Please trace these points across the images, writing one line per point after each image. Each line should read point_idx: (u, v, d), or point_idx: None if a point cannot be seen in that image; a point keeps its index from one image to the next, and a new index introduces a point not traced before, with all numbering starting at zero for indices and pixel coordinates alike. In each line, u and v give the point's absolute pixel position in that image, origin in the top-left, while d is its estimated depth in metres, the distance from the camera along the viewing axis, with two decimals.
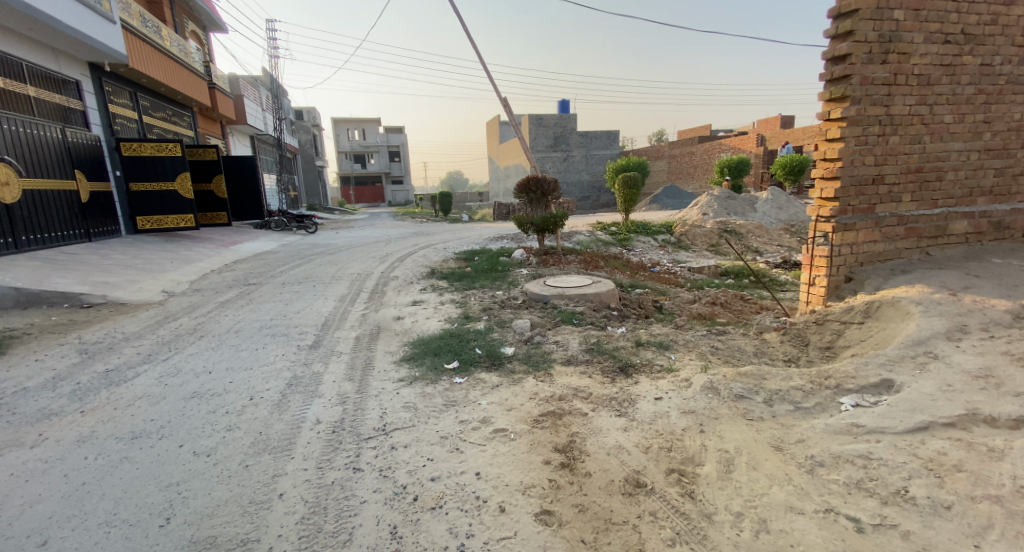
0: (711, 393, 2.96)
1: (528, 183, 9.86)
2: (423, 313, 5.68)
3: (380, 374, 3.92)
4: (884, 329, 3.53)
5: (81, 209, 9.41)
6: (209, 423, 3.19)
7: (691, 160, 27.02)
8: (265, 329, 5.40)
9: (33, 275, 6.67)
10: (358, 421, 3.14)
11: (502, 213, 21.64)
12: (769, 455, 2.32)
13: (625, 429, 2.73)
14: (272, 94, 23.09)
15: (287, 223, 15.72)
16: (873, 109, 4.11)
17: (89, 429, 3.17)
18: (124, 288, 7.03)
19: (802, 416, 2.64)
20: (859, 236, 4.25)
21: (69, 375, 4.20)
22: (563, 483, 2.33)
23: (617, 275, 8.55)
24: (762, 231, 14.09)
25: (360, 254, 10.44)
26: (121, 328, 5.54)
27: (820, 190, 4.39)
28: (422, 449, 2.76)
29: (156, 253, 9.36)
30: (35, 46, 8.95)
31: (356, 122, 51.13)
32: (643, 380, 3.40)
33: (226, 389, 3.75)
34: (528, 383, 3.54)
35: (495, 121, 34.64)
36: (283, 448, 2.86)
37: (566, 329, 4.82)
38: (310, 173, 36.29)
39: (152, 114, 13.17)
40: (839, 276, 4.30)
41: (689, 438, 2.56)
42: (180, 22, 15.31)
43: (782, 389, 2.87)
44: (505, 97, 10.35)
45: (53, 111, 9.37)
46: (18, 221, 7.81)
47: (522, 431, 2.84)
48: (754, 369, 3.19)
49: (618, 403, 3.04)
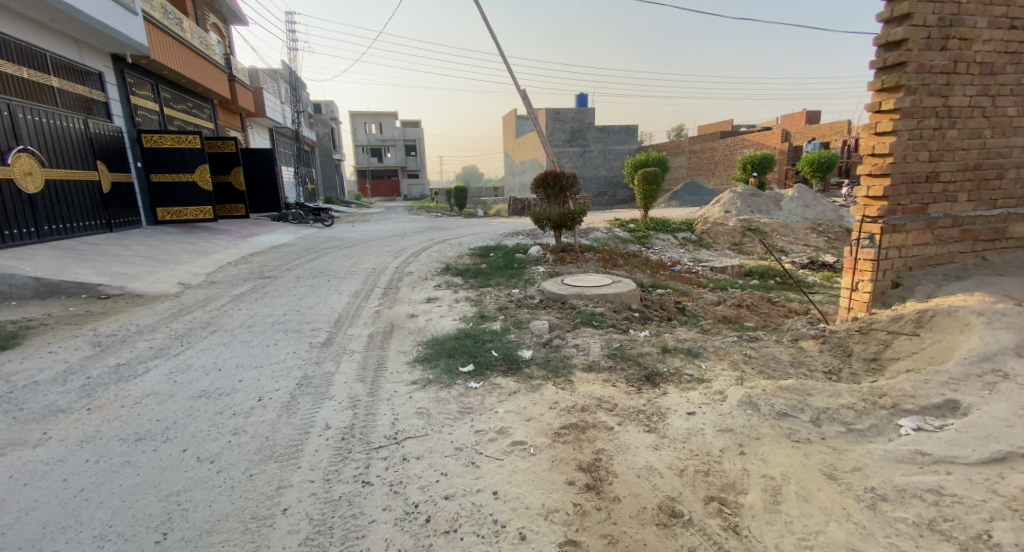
0: (750, 409, 2.72)
1: (546, 177, 9.60)
2: (437, 312, 5.49)
3: (392, 376, 3.75)
4: (939, 342, 3.24)
5: (102, 199, 9.46)
6: (215, 426, 3.05)
7: (712, 156, 26.42)
8: (277, 324, 5.28)
9: (53, 264, 6.67)
10: (369, 427, 2.97)
11: (518, 208, 21.42)
12: (822, 485, 2.10)
13: (655, 448, 2.50)
14: (290, 87, 23.12)
15: (304, 215, 15.72)
16: (930, 100, 3.78)
17: (94, 428, 3.06)
18: (141, 279, 7.01)
19: (857, 440, 2.38)
20: (908, 239, 3.94)
21: (80, 369, 4.12)
22: (589, 509, 2.13)
23: (637, 275, 8.27)
24: (788, 230, 13.62)
25: (375, 248, 10.34)
26: (135, 321, 5.48)
27: (866, 188, 4.08)
28: (436, 462, 2.58)
29: (175, 244, 9.37)
30: (58, 37, 8.97)
31: (373, 115, 50.74)
32: (672, 391, 3.16)
33: (234, 388, 3.62)
34: (548, 390, 3.33)
35: (512, 115, 34.39)
36: (291, 455, 2.70)
37: (586, 331, 4.59)
38: (327, 165, 36.47)
39: (173, 105, 13.22)
40: (886, 281, 3.99)
41: (728, 460, 2.33)
42: (202, 14, 15.34)
43: (831, 408, 2.62)
44: (525, 90, 10.08)
45: (76, 102, 9.42)
46: (40, 211, 7.84)
47: (542, 445, 2.63)
48: (796, 382, 2.93)
49: (646, 417, 2.81)
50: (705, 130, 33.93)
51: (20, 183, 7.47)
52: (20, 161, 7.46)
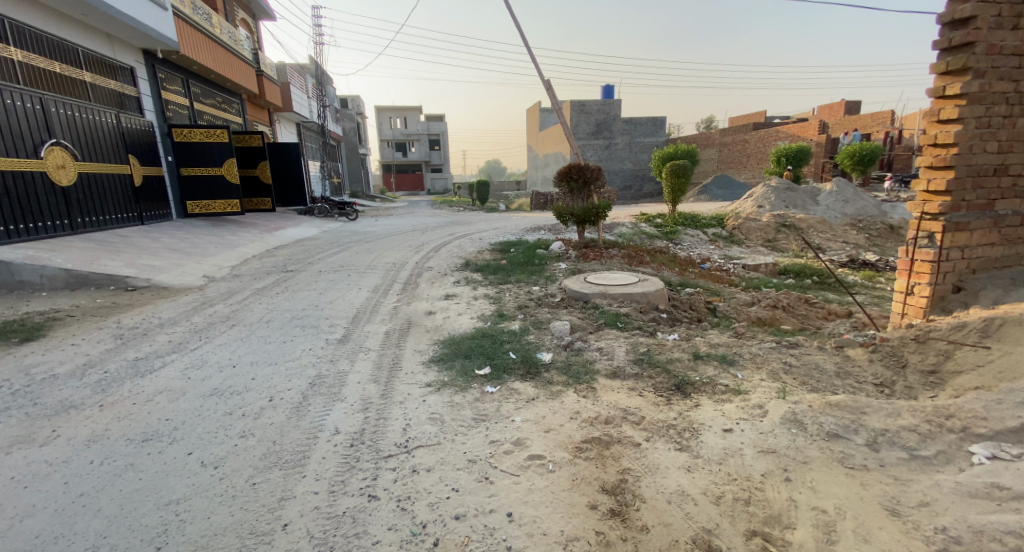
0: (795, 427, 2.45)
1: (570, 170, 9.29)
2: (455, 309, 5.32)
3: (406, 377, 3.59)
4: (1009, 355, 2.89)
5: (134, 192, 9.64)
6: (222, 427, 2.93)
7: (743, 149, 25.53)
8: (295, 319, 5.21)
9: (83, 256, 6.77)
10: (380, 433, 2.81)
11: (541, 203, 21.15)
12: (883, 522, 1.84)
13: (688, 469, 2.26)
14: (316, 81, 23.28)
15: (329, 209, 15.80)
16: (1001, 84, 3.38)
17: (103, 426, 3.00)
18: (167, 271, 7.06)
19: (922, 469, 2.10)
20: (973, 237, 3.57)
21: (99, 363, 4.10)
22: (614, 539, 1.92)
23: (665, 273, 7.93)
24: (825, 226, 12.97)
25: (396, 243, 10.26)
26: (157, 313, 5.48)
27: (925, 182, 3.69)
28: (447, 475, 2.39)
29: (202, 237, 9.50)
30: (89, 33, 9.11)
31: (398, 110, 50.96)
32: (704, 403, 2.92)
33: (246, 387, 3.51)
34: (569, 398, 3.11)
35: (536, 107, 33.95)
36: (296, 463, 2.56)
37: (610, 334, 4.34)
38: (354, 160, 36.86)
39: (203, 100, 13.42)
40: (946, 285, 3.62)
41: (772, 487, 2.09)
42: (231, 10, 15.51)
43: (889, 430, 2.32)
44: (549, 81, 9.79)
45: (108, 97, 9.59)
46: (73, 204, 7.99)
47: (562, 461, 2.42)
48: (847, 398, 2.63)
49: (677, 433, 2.57)
50: (736, 122, 32.86)
51: (53, 176, 7.61)
52: (53, 155, 7.60)
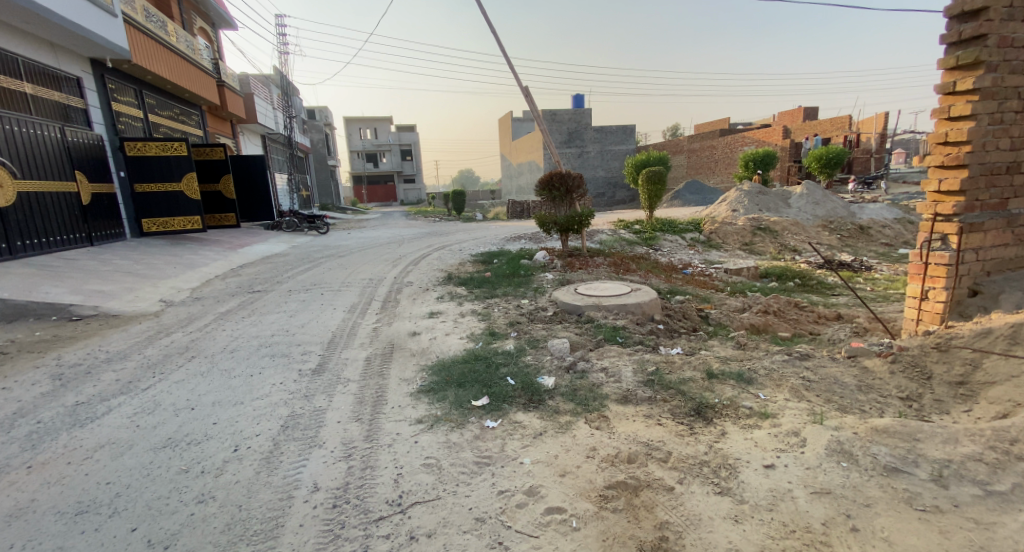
0: (846, 460, 2.18)
1: (551, 178, 9.01)
2: (441, 328, 4.93)
3: (393, 413, 3.17)
4: None
5: (83, 211, 8.86)
6: (177, 490, 2.46)
7: (712, 154, 25.95)
8: (263, 348, 4.68)
9: (20, 283, 6.05)
10: (367, 488, 2.39)
11: (516, 211, 20.93)
12: None
13: (736, 520, 1.95)
14: (281, 91, 22.43)
15: (298, 223, 15.11)
16: (1013, 78, 3.27)
17: (27, 496, 2.47)
18: (118, 297, 6.40)
19: (1002, 509, 1.85)
20: (987, 238, 3.46)
21: (30, 411, 3.50)
22: None
23: (652, 280, 7.73)
24: (799, 229, 13.12)
25: (371, 256, 9.76)
26: (105, 347, 4.86)
27: (936, 181, 3.56)
28: (452, 543, 2.00)
29: (159, 257, 8.79)
30: (29, 40, 8.34)
31: (367, 120, 50.15)
32: (731, 431, 2.63)
33: (207, 435, 3.02)
34: (582, 432, 2.76)
35: (507, 116, 33.93)
36: (267, 536, 2.13)
37: (613, 350, 4.03)
38: (322, 171, 35.87)
39: (158, 111, 12.63)
40: (963, 289, 3.48)
41: (840, 540, 1.80)
42: (188, 18, 14.75)
43: (952, 460, 2.09)
44: (527, 88, 9.50)
45: (52, 109, 8.79)
46: (12, 226, 7.21)
47: (587, 515, 2.08)
48: (894, 422, 2.38)
49: (712, 472, 2.25)
50: (701, 129, 33.69)
51: None
52: None
